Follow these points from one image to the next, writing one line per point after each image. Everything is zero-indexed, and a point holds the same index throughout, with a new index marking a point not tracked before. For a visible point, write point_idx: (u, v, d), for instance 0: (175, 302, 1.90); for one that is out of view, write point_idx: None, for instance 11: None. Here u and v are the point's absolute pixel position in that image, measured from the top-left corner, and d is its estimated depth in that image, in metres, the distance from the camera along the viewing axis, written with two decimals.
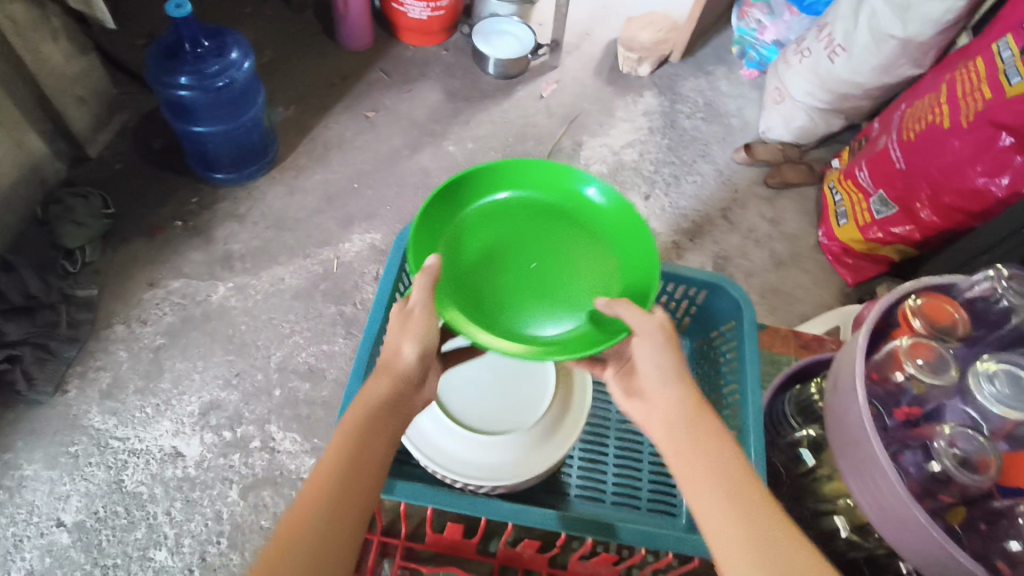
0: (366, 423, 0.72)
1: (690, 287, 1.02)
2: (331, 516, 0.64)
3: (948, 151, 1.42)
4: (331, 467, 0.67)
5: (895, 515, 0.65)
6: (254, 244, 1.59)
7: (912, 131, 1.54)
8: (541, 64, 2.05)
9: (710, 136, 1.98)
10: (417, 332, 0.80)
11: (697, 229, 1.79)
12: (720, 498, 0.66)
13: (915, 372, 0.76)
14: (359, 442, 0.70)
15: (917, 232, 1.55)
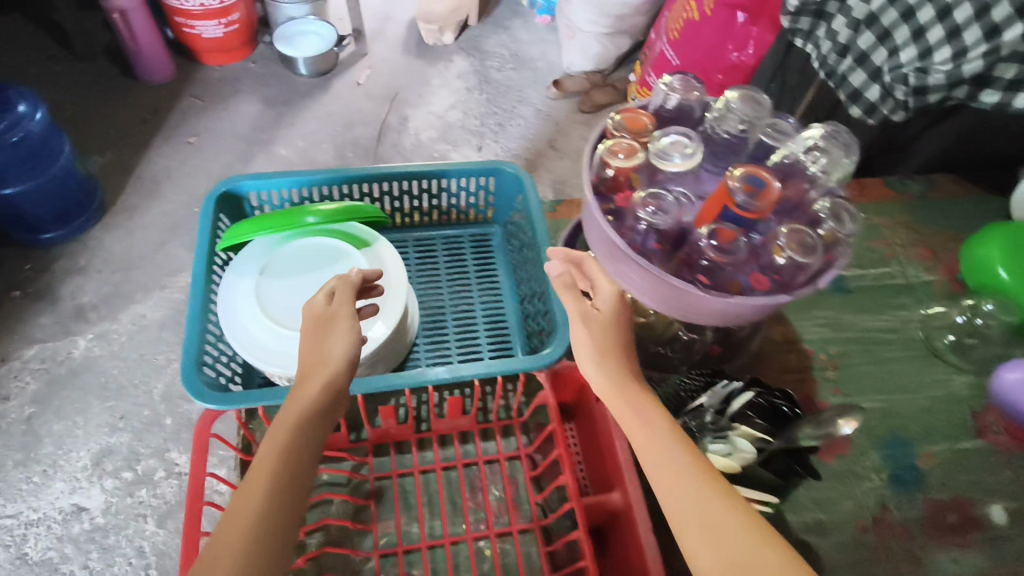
0: (303, 433, 0.73)
1: (479, 176, 1.14)
2: (270, 515, 0.66)
3: (703, 37, 1.66)
4: (269, 470, 0.69)
5: (640, 276, 0.82)
6: (104, 291, 1.56)
7: (676, 31, 1.77)
8: (350, 55, 2.13)
9: (522, 82, 2.15)
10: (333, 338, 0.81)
11: (530, 164, 1.95)
12: (695, 513, 0.70)
13: (620, 164, 0.83)
14: (296, 444, 0.72)
15: None
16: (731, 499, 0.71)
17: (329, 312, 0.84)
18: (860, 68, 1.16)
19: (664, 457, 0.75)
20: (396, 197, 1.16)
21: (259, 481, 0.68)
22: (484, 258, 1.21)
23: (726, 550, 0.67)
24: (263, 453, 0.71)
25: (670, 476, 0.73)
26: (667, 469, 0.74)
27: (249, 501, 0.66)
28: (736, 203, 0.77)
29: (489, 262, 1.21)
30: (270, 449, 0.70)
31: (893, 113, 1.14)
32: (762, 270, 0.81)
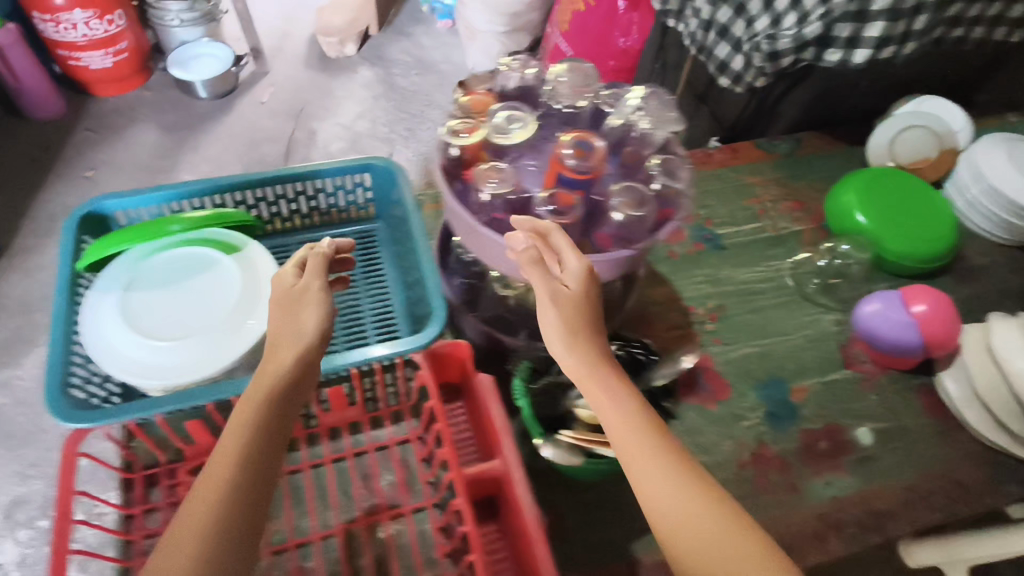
0: (258, 424, 0.59)
1: (350, 173, 0.96)
2: (229, 513, 0.54)
3: (589, 27, 1.72)
4: (228, 459, 0.56)
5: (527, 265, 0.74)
6: (3, 338, 1.50)
7: (565, 23, 1.83)
8: (251, 74, 2.11)
9: (428, 86, 2.17)
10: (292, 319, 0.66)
11: None
12: (699, 540, 0.54)
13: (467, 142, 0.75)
14: (259, 427, 0.59)
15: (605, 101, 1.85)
16: (736, 530, 0.55)
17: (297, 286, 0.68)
18: (722, 41, 1.22)
19: (654, 467, 0.58)
20: (252, 202, 0.96)
21: (220, 470, 0.55)
22: (368, 262, 1.02)
23: (724, 574, 0.53)
24: (226, 435, 0.58)
25: (659, 480, 0.57)
26: (662, 484, 0.57)
27: (206, 495, 0.54)
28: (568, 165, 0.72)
29: (375, 266, 1.01)
30: (231, 438, 0.58)
31: (755, 80, 1.19)
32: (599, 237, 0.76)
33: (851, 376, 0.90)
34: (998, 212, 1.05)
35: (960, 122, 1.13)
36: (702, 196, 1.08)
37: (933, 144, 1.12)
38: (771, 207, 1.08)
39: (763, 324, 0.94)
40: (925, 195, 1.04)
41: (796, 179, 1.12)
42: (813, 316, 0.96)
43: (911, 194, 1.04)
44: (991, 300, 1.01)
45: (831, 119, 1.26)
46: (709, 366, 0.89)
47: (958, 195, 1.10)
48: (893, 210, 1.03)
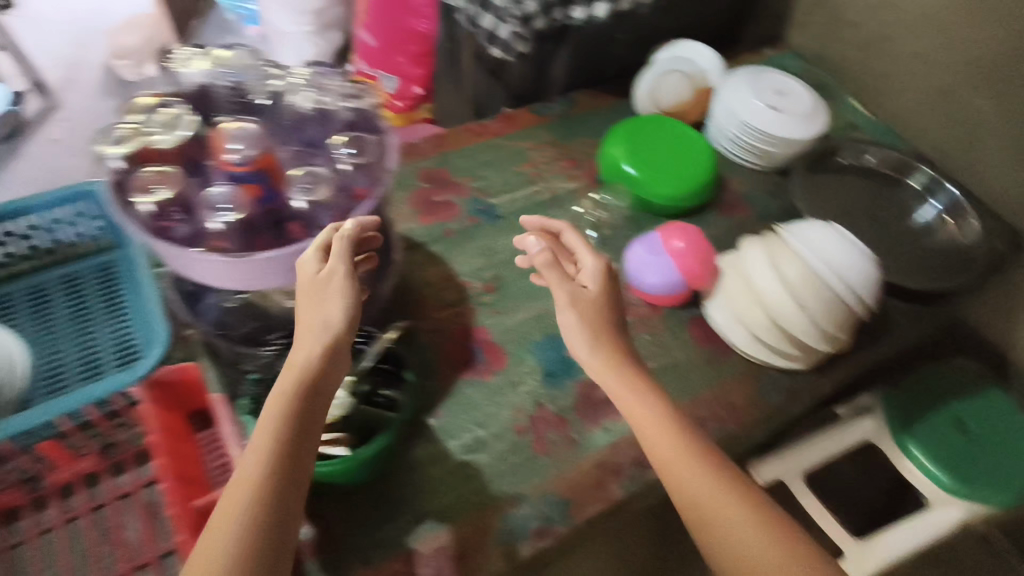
0: (294, 433, 0.61)
1: (63, 204, 0.99)
2: (258, 517, 0.56)
3: (387, 16, 1.76)
4: (268, 458, 0.59)
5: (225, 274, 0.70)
6: None
7: (364, 13, 1.85)
8: (37, 111, 1.92)
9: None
10: (323, 310, 0.68)
11: None
12: (701, 497, 0.66)
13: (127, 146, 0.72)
14: (296, 432, 0.61)
15: (419, 86, 1.87)
16: (734, 493, 0.66)
17: (324, 272, 0.68)
18: (482, 11, 1.14)
19: (661, 445, 0.69)
20: None
21: (257, 473, 0.58)
22: (106, 288, 1.02)
23: (728, 535, 0.64)
24: (256, 439, 0.60)
25: (673, 453, 0.68)
26: (674, 456, 0.68)
27: (242, 497, 0.57)
28: (231, 161, 0.71)
29: (114, 295, 1.01)
30: (267, 436, 0.60)
31: (518, 47, 1.14)
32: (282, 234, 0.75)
33: (625, 321, 0.93)
34: (750, 142, 1.12)
35: (710, 63, 1.19)
36: (476, 166, 1.08)
37: (689, 86, 1.17)
38: (544, 169, 1.10)
39: (540, 285, 0.95)
40: (683, 139, 1.09)
41: (568, 139, 1.16)
42: None
43: (670, 140, 1.08)
44: (752, 225, 1.08)
45: (603, 74, 1.29)
46: (485, 337, 0.88)
47: (718, 134, 1.16)
48: (654, 154, 1.06)
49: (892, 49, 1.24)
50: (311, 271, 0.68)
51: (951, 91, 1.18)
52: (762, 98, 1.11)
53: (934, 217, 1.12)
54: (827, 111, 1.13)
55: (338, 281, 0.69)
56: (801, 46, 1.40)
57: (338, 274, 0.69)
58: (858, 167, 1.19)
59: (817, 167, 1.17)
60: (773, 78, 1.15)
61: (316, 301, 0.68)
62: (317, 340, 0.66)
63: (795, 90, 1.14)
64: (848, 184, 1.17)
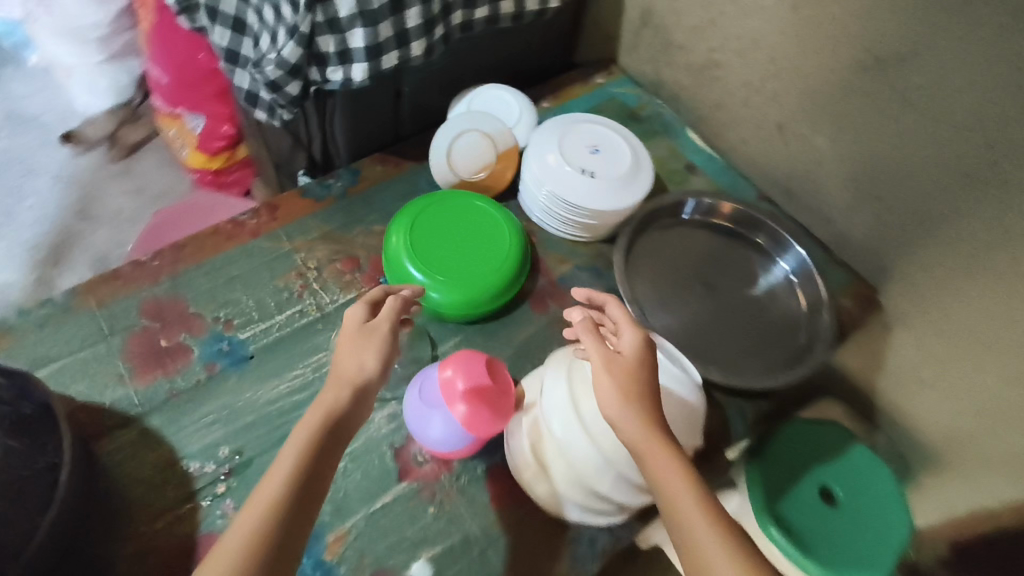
0: (315, 459, 0.55)
1: None
2: (264, 549, 0.49)
3: (173, 46, 1.39)
4: (285, 486, 0.52)
5: None
6: None
7: (148, 40, 1.46)
8: None
9: (28, 149, 1.68)
10: (362, 345, 0.63)
11: (58, 250, 1.55)
12: (678, 497, 0.56)
13: None
14: (318, 457, 0.55)
15: (233, 123, 1.52)
16: (704, 499, 0.56)
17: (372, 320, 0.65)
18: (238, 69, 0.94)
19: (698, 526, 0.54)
20: None
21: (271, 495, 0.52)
22: None
23: None
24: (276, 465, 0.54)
25: (701, 535, 0.54)
26: (707, 543, 0.53)
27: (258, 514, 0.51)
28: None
29: None
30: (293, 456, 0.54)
31: (280, 113, 0.93)
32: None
33: (405, 490, 0.74)
34: (564, 213, 0.94)
35: (513, 113, 1.00)
36: (224, 286, 0.86)
37: (489, 146, 0.96)
38: (314, 278, 0.88)
39: None
40: (489, 229, 0.91)
41: (350, 228, 0.93)
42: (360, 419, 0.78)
43: (468, 229, 0.90)
44: (572, 322, 0.90)
45: (399, 132, 1.06)
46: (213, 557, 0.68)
47: (530, 203, 0.97)
48: (448, 249, 0.88)
49: (724, 79, 1.08)
50: (353, 325, 0.65)
51: (786, 128, 1.04)
52: (573, 158, 0.93)
53: (781, 282, 1.00)
54: (651, 164, 0.97)
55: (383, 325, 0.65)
56: (636, 70, 1.22)
57: (387, 321, 0.65)
58: (701, 226, 1.04)
59: (655, 234, 1.00)
60: (588, 129, 0.97)
61: (358, 344, 0.63)
62: (355, 375, 0.61)
63: (613, 142, 0.97)
64: (690, 249, 1.01)
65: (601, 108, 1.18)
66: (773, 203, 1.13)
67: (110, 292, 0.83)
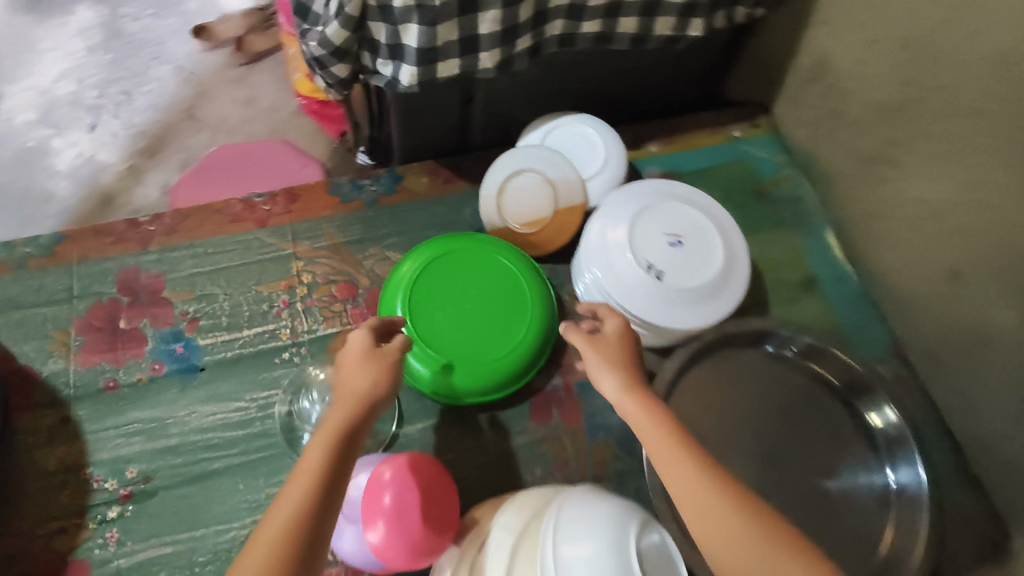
0: (334, 478, 0.48)
1: None
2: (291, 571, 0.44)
3: None
4: (303, 497, 0.47)
5: None
6: None
7: None
8: None
9: (164, 32, 1.54)
10: (376, 359, 0.56)
11: (158, 143, 1.46)
12: (699, 501, 0.50)
13: None
14: (337, 477, 0.49)
15: None
16: (726, 487, 0.50)
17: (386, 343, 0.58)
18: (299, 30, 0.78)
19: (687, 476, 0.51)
20: None
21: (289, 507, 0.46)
22: None
23: None
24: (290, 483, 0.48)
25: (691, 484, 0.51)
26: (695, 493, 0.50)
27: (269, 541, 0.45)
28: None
29: None
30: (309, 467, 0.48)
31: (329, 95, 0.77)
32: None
33: None
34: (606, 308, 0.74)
35: (595, 161, 0.79)
36: (209, 275, 0.77)
37: (548, 197, 0.77)
38: (300, 297, 0.76)
39: (201, 501, 0.66)
40: (512, 305, 0.74)
41: (363, 246, 0.80)
42: (283, 484, 0.67)
43: (488, 294, 0.74)
44: (571, 445, 0.72)
45: (466, 140, 0.89)
46: None
47: (576, 278, 0.78)
48: (453, 310, 0.73)
49: (897, 185, 0.78)
50: (359, 352, 0.57)
51: (959, 278, 0.72)
52: (640, 245, 0.73)
53: (875, 488, 0.73)
54: (745, 283, 0.73)
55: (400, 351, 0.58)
56: (790, 131, 0.94)
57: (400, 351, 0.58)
58: (789, 370, 0.79)
59: (720, 362, 0.78)
60: (679, 211, 0.75)
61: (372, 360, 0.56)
62: (366, 391, 0.54)
63: (705, 239, 0.74)
64: (762, 397, 0.78)
65: (721, 169, 0.93)
66: (909, 364, 0.82)
67: (96, 248, 0.77)
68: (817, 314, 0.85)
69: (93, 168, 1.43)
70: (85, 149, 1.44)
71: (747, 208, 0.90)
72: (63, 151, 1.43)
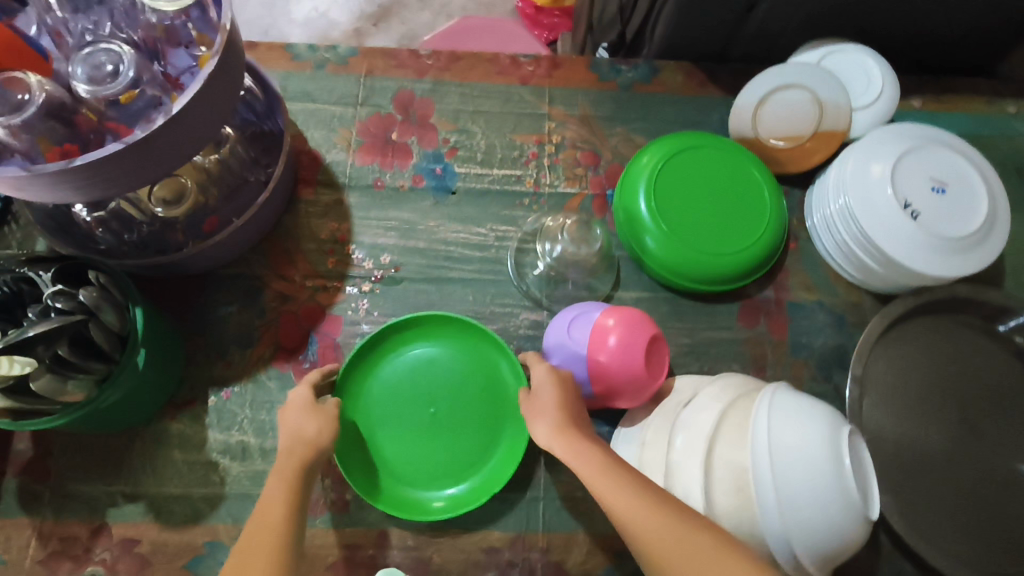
0: (297, 500, 0.50)
1: None
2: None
3: None
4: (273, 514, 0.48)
5: (73, 190, 0.52)
6: None
7: None
8: None
9: None
10: (298, 417, 0.58)
11: (383, 13, 1.52)
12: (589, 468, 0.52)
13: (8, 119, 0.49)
14: (298, 497, 0.51)
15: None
16: (620, 471, 0.51)
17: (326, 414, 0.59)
18: None
19: (593, 466, 0.52)
20: None
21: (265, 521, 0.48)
22: None
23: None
24: (257, 513, 0.49)
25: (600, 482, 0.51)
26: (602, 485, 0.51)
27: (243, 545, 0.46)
28: (168, 54, 0.58)
29: None
30: (272, 486, 0.51)
31: None
32: (77, 124, 0.54)
33: None
34: (845, 237, 0.74)
35: (869, 92, 0.78)
36: (471, 116, 0.84)
37: (813, 115, 0.77)
38: (548, 154, 0.82)
39: (436, 300, 0.74)
40: (447, 445, 0.67)
41: (611, 124, 0.84)
42: (505, 307, 0.75)
43: (448, 439, 0.67)
44: (771, 351, 0.75)
45: (725, 51, 0.90)
46: (330, 333, 0.72)
47: (815, 205, 0.79)
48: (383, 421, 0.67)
49: None
50: (301, 406, 0.59)
51: None
52: (902, 181, 0.72)
53: None
54: (999, 249, 0.70)
55: (303, 420, 0.58)
56: None
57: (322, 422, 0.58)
58: (1019, 355, 0.76)
59: (945, 321, 0.77)
60: (951, 161, 0.73)
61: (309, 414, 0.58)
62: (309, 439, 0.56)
63: (970, 195, 0.72)
64: (981, 370, 0.76)
65: (985, 141, 0.88)
66: None
67: (382, 67, 0.86)
68: None
69: (324, 24, 1.50)
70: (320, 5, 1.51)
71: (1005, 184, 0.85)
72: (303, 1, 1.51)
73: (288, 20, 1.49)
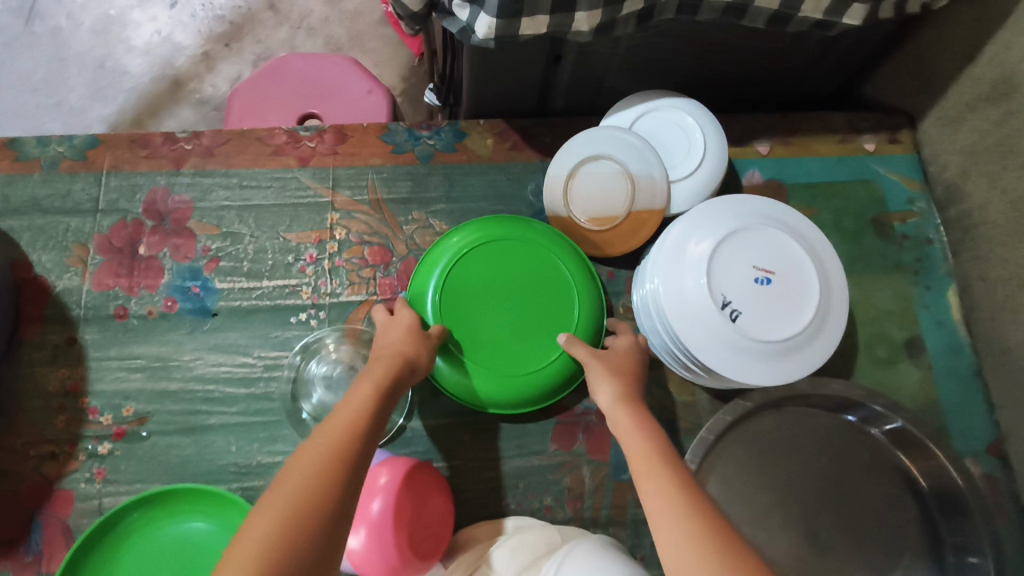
0: (371, 421, 0.46)
1: None
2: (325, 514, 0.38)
3: None
4: (342, 431, 0.44)
5: None
6: None
7: None
8: None
9: None
10: (398, 335, 0.57)
11: (235, 32, 1.23)
12: (634, 442, 0.49)
13: None
14: (375, 419, 0.47)
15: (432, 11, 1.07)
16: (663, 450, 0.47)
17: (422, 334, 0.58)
18: None
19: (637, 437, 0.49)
20: None
21: (331, 437, 0.43)
22: None
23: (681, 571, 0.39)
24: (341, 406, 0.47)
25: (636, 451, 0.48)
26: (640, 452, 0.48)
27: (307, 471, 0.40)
28: None
29: None
30: (354, 408, 0.46)
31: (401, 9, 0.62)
32: None
33: None
34: (662, 333, 0.64)
35: (688, 161, 0.67)
36: (238, 213, 0.70)
37: (623, 196, 0.66)
38: (329, 255, 0.69)
39: (191, 457, 0.63)
40: None
41: (405, 209, 0.72)
42: (276, 455, 0.63)
43: None
44: (589, 476, 0.65)
45: (544, 103, 0.77)
46: (59, 518, 0.60)
47: (635, 292, 0.68)
48: None
49: None
50: (407, 324, 0.58)
51: None
52: (722, 274, 0.61)
53: None
54: (828, 352, 0.61)
55: (399, 337, 0.57)
56: (932, 155, 0.77)
57: (405, 333, 0.57)
58: (862, 444, 0.69)
59: (788, 419, 0.69)
60: (778, 244, 0.62)
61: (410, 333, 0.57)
62: (400, 353, 0.54)
63: (799, 285, 0.61)
64: (828, 473, 0.67)
65: (839, 188, 0.77)
66: (1005, 464, 0.69)
67: (129, 159, 0.71)
68: (913, 385, 0.72)
69: (167, 51, 1.22)
70: (163, 26, 1.23)
71: (858, 240, 0.76)
72: (142, 26, 1.22)
73: (127, 49, 1.22)
